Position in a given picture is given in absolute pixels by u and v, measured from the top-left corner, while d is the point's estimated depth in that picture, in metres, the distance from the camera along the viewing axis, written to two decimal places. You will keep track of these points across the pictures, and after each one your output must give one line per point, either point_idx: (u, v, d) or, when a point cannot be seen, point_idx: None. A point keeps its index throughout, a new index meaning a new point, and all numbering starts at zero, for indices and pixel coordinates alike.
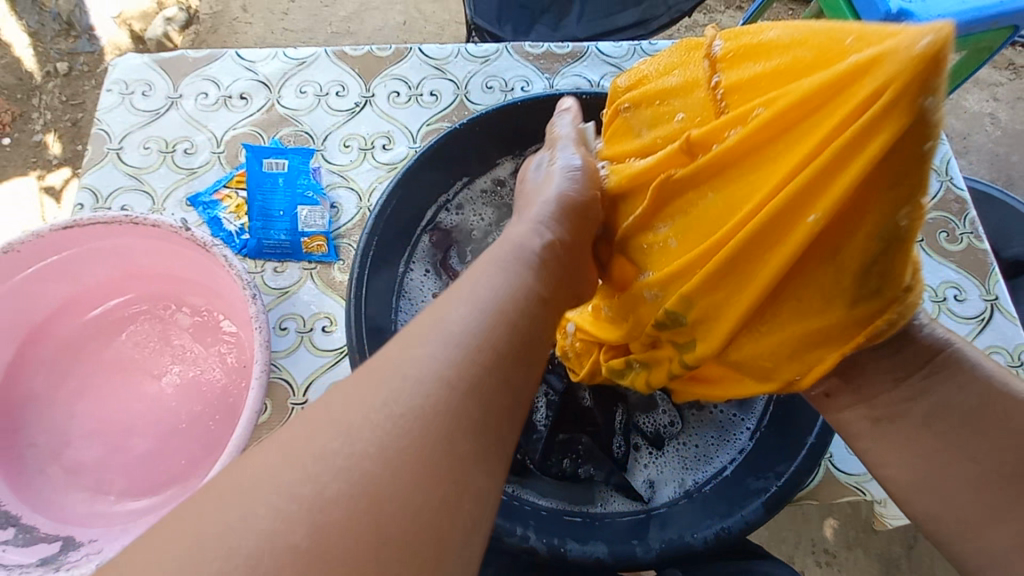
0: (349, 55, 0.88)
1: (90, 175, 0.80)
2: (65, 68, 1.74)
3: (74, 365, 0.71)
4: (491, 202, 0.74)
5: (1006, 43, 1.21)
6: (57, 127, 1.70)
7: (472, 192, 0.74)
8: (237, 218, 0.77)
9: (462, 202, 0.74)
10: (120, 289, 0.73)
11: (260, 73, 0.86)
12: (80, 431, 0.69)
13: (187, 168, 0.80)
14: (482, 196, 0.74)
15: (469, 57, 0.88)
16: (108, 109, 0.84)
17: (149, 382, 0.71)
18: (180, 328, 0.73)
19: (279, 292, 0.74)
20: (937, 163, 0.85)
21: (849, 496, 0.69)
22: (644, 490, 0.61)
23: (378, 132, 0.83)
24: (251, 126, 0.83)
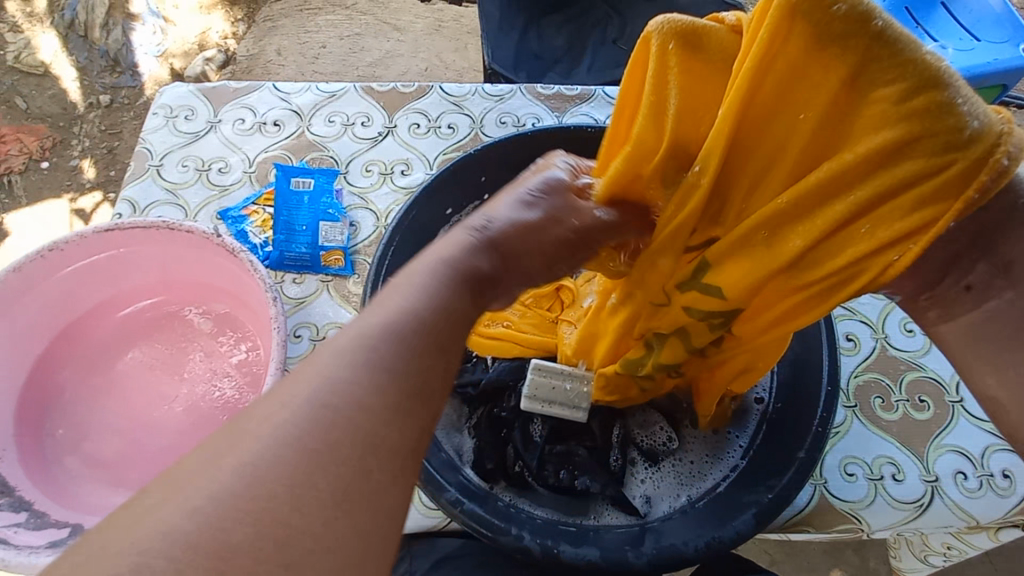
0: (376, 90, 0.96)
1: (130, 188, 0.86)
2: (106, 100, 1.87)
3: (100, 362, 0.75)
4: None
5: (993, 102, 1.27)
6: (94, 153, 1.81)
7: None
8: (262, 232, 0.82)
9: None
10: (149, 293, 0.78)
11: (293, 103, 0.94)
12: (99, 426, 0.72)
13: (220, 186, 0.86)
14: None
15: (485, 96, 0.96)
16: (153, 130, 0.91)
17: (167, 381, 0.74)
18: (201, 332, 0.77)
19: (297, 302, 0.78)
20: None
21: (846, 524, 0.66)
22: (640, 506, 0.62)
23: (397, 159, 0.90)
24: (281, 149, 0.90)
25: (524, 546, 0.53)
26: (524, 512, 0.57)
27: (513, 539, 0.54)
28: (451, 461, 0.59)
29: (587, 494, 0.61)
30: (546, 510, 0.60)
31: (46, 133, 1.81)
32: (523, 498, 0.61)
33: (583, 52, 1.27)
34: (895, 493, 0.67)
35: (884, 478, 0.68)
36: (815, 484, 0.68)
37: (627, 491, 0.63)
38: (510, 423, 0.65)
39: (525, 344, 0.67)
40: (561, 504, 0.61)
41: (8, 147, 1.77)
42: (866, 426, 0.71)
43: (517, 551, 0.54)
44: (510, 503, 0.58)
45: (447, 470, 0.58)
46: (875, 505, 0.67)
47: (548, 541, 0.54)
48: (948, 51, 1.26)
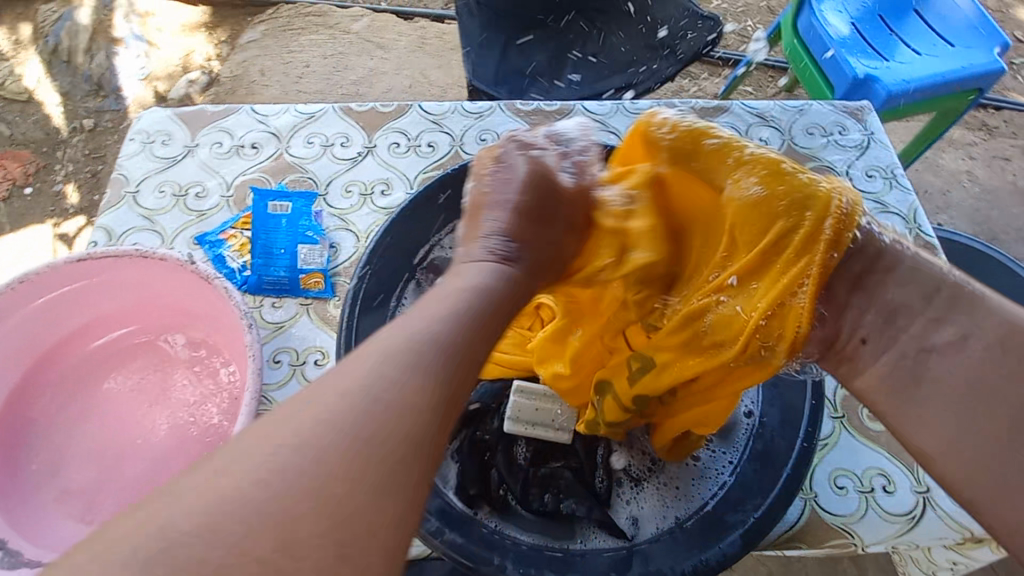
0: (355, 110, 0.96)
1: (106, 215, 0.85)
2: (90, 124, 1.85)
3: (74, 395, 0.73)
4: None
5: (970, 106, 1.29)
6: (77, 178, 1.79)
7: None
8: (240, 256, 0.81)
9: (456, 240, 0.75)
10: (124, 321, 0.77)
11: (271, 125, 0.93)
12: (72, 460, 0.70)
13: (198, 211, 0.85)
14: None
15: (465, 113, 0.96)
16: (129, 156, 0.90)
17: (142, 412, 0.72)
18: (177, 360, 0.75)
19: (275, 326, 0.77)
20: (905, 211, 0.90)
21: (837, 539, 0.65)
22: (627, 528, 0.59)
23: (377, 179, 0.89)
24: (260, 172, 0.89)
25: None
26: (509, 539, 0.57)
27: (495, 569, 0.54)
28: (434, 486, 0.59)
29: (572, 518, 0.59)
30: (531, 536, 0.58)
31: (29, 158, 1.80)
32: (506, 523, 0.59)
33: (563, 66, 1.28)
34: (885, 505, 0.66)
35: (874, 490, 0.67)
36: (806, 498, 0.67)
37: (614, 514, 0.61)
38: (493, 447, 0.64)
39: (506, 365, 0.66)
40: (546, 528, 0.59)
41: None
42: (854, 437, 0.71)
43: None
44: (495, 529, 0.57)
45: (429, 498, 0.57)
46: (867, 518, 0.66)
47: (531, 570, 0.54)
48: (923, 57, 1.27)
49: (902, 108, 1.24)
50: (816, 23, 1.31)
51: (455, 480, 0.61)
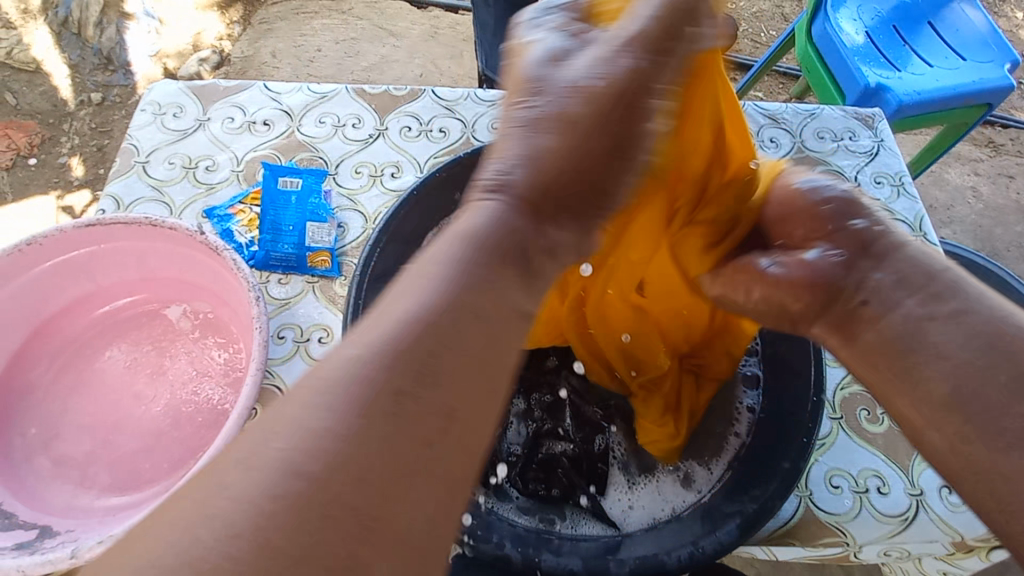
0: (368, 92, 0.96)
1: (115, 184, 0.85)
2: (98, 98, 1.85)
3: (77, 360, 0.74)
4: None
5: (980, 120, 1.29)
6: (83, 151, 1.79)
7: None
8: (248, 231, 0.81)
9: None
10: (131, 290, 0.77)
11: (284, 103, 0.93)
12: (73, 425, 0.70)
13: (207, 184, 0.85)
14: None
15: (477, 101, 0.96)
16: (140, 127, 0.90)
17: (145, 381, 0.73)
18: (181, 332, 0.76)
19: (280, 303, 0.77)
20: (911, 220, 0.90)
21: (830, 537, 0.66)
22: (619, 517, 0.61)
23: (388, 162, 0.89)
24: (270, 149, 0.89)
25: (503, 555, 0.52)
26: (505, 520, 0.55)
27: (492, 546, 0.53)
28: None
29: (567, 503, 0.61)
30: (527, 518, 0.59)
31: (35, 129, 1.79)
32: (504, 505, 0.59)
33: None
34: (879, 506, 0.67)
35: (869, 490, 0.68)
36: (801, 495, 0.67)
37: (607, 502, 0.62)
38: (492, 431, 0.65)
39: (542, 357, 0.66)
40: (542, 511, 0.60)
41: None
42: (851, 439, 0.71)
43: (497, 559, 0.52)
44: (492, 512, 0.56)
45: None
46: (860, 518, 0.66)
47: (528, 550, 0.53)
48: (935, 69, 1.28)
49: (911, 119, 1.25)
50: (830, 30, 1.31)
51: None
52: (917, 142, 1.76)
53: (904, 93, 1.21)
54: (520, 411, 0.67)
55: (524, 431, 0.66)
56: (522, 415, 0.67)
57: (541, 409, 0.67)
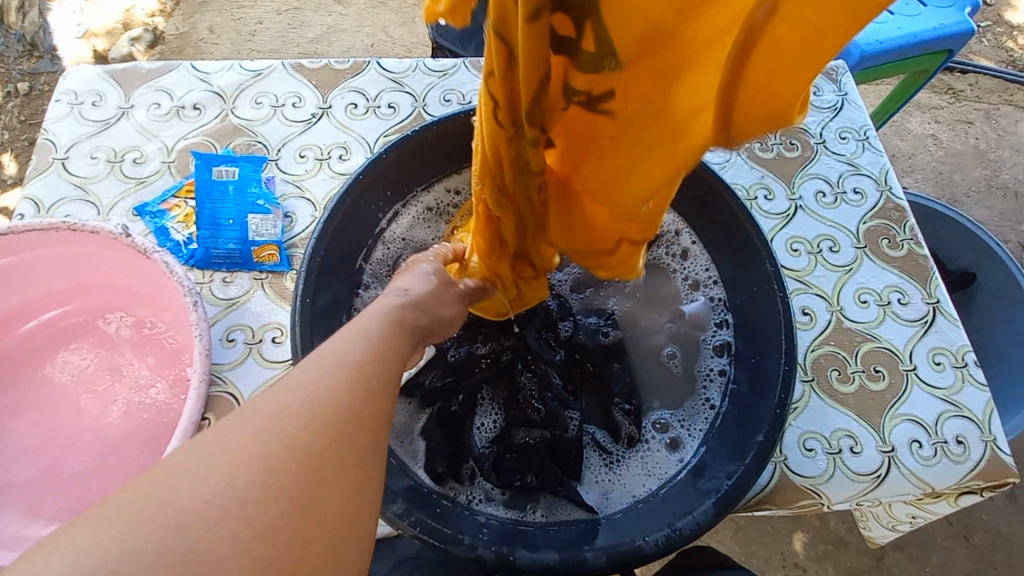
0: (307, 67, 0.88)
1: (32, 184, 0.77)
2: (23, 88, 1.70)
3: (8, 381, 0.68)
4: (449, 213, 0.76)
5: (940, 67, 1.28)
6: (13, 147, 1.65)
7: (426, 202, 0.75)
8: (185, 227, 0.75)
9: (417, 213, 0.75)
10: (59, 301, 0.71)
11: (215, 84, 0.86)
12: (8, 450, 0.65)
13: (136, 178, 0.78)
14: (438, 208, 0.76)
15: (427, 71, 0.90)
16: (55, 119, 0.82)
17: (85, 398, 0.68)
18: (120, 341, 0.70)
19: (227, 303, 0.72)
20: (877, 174, 0.89)
21: (806, 499, 0.66)
22: (598, 502, 0.59)
23: (334, 143, 0.83)
24: (203, 136, 0.82)
25: (477, 556, 0.50)
26: (478, 517, 0.53)
27: (465, 548, 0.50)
28: (400, 468, 0.56)
29: (543, 493, 0.59)
30: (504, 512, 0.57)
31: None
32: (479, 502, 0.58)
33: None
34: (853, 465, 0.67)
35: (842, 451, 0.68)
36: (776, 462, 0.67)
37: (584, 487, 0.61)
38: (461, 425, 0.62)
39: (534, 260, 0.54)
40: (518, 503, 0.58)
41: None
42: (823, 400, 0.71)
43: (470, 561, 0.50)
44: (465, 507, 0.54)
45: (394, 479, 0.54)
46: (834, 479, 0.67)
47: (502, 547, 0.51)
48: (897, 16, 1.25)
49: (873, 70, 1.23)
50: None
51: (424, 457, 0.60)
52: (879, 92, 1.76)
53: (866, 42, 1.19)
54: (488, 398, 0.65)
55: (493, 422, 0.64)
56: (492, 406, 0.65)
57: (509, 395, 0.65)
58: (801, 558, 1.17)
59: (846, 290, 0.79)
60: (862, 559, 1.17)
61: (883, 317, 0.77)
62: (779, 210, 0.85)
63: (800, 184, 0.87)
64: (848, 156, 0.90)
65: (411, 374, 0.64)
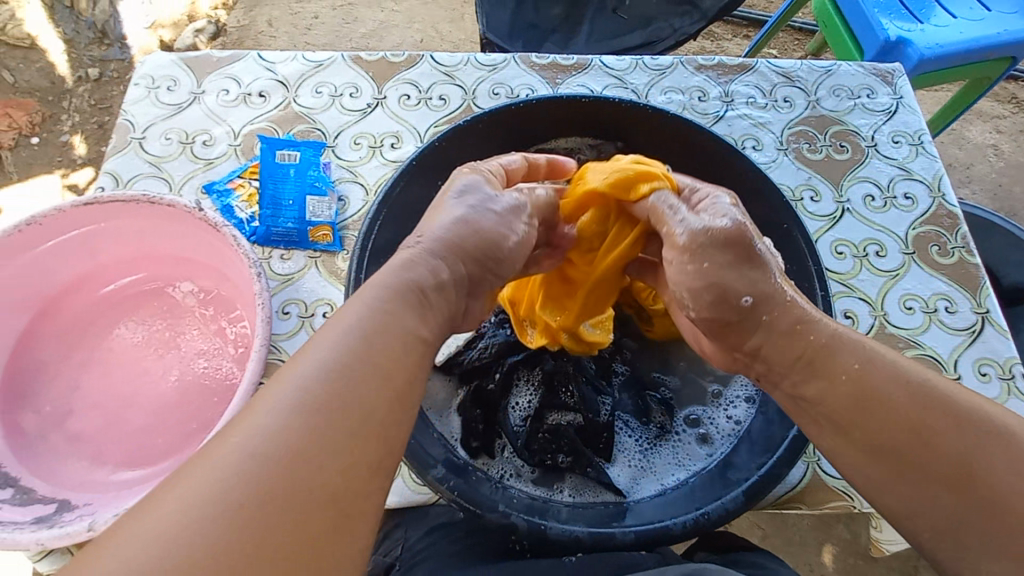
0: (364, 59, 0.93)
1: (112, 161, 0.84)
2: (95, 74, 1.82)
3: (84, 339, 0.74)
4: None
5: (1004, 74, 1.23)
6: (84, 129, 1.77)
7: None
8: (248, 207, 0.80)
9: None
10: (133, 268, 0.77)
11: (279, 73, 0.91)
12: (84, 401, 0.71)
13: (204, 159, 0.84)
14: None
15: (478, 65, 0.93)
16: (134, 102, 0.88)
17: (152, 358, 0.74)
18: (185, 308, 0.76)
19: (283, 278, 0.77)
20: (930, 180, 0.87)
21: (838, 501, 0.66)
22: (626, 485, 0.61)
23: (387, 132, 0.87)
24: (267, 122, 0.87)
25: (509, 523, 0.52)
26: (510, 489, 0.56)
27: (498, 515, 0.53)
28: (440, 438, 0.59)
29: (572, 472, 0.61)
30: (533, 487, 0.59)
31: (34, 107, 1.76)
32: (510, 476, 0.60)
33: (581, 20, 1.23)
34: None
35: None
36: (808, 462, 0.67)
37: (613, 470, 0.63)
38: (496, 403, 0.65)
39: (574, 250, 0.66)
40: (548, 480, 0.61)
41: None
42: None
43: (502, 527, 0.53)
44: (498, 481, 0.57)
45: (434, 446, 0.57)
46: None
47: (533, 518, 0.53)
48: (960, 20, 1.21)
49: (931, 75, 1.20)
50: None
51: (461, 431, 0.62)
52: (937, 99, 1.70)
53: (927, 46, 1.15)
54: (523, 380, 0.68)
55: (527, 402, 0.67)
56: (527, 387, 0.68)
57: (545, 377, 0.68)
58: (829, 571, 1.16)
59: (891, 296, 0.78)
60: None
61: (928, 324, 0.76)
62: (825, 212, 0.84)
63: (848, 187, 0.86)
64: (900, 161, 0.88)
65: (451, 354, 0.67)
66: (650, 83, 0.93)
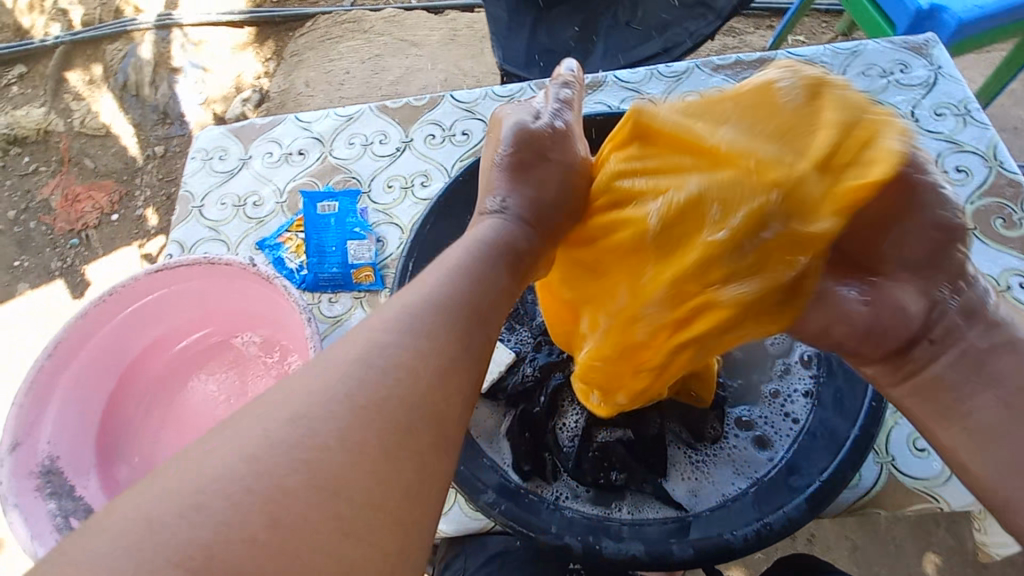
0: (390, 107, 0.98)
1: (177, 230, 0.92)
2: (161, 151, 2.01)
3: (166, 396, 0.81)
4: None
5: None
6: (155, 202, 1.95)
7: None
8: (297, 257, 0.86)
9: None
10: (202, 324, 0.84)
11: (315, 131, 0.98)
12: (167, 451, 0.77)
13: (256, 218, 0.91)
14: None
15: (496, 97, 0.96)
16: (192, 174, 0.97)
17: (224, 407, 0.80)
18: (248, 356, 0.82)
19: (333, 320, 0.81)
20: (984, 149, 0.82)
21: (921, 503, 0.62)
22: (685, 499, 0.59)
23: (416, 171, 0.92)
24: (308, 177, 0.94)
25: (564, 544, 0.53)
26: (565, 511, 0.56)
27: (552, 537, 0.53)
28: (492, 465, 0.60)
29: (627, 490, 0.60)
30: (589, 506, 0.59)
31: (111, 188, 1.97)
32: (564, 496, 0.60)
33: (595, 39, 1.25)
34: None
35: None
36: (882, 462, 0.63)
37: (671, 485, 0.61)
38: (543, 426, 0.65)
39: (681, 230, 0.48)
40: (602, 499, 0.60)
41: (83, 205, 1.94)
42: None
43: (556, 549, 0.53)
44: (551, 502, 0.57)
45: (485, 474, 0.58)
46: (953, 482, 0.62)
47: (588, 538, 0.53)
48: None
49: (974, 38, 1.13)
50: None
51: (511, 456, 0.63)
52: (989, 61, 1.59)
53: (966, 9, 1.09)
54: (569, 399, 0.67)
55: (575, 421, 0.66)
56: (575, 405, 0.67)
57: None
58: None
59: None
60: None
61: (1002, 304, 0.71)
62: None
63: None
64: (946, 133, 0.83)
65: (493, 378, 0.68)
66: (667, 90, 0.93)
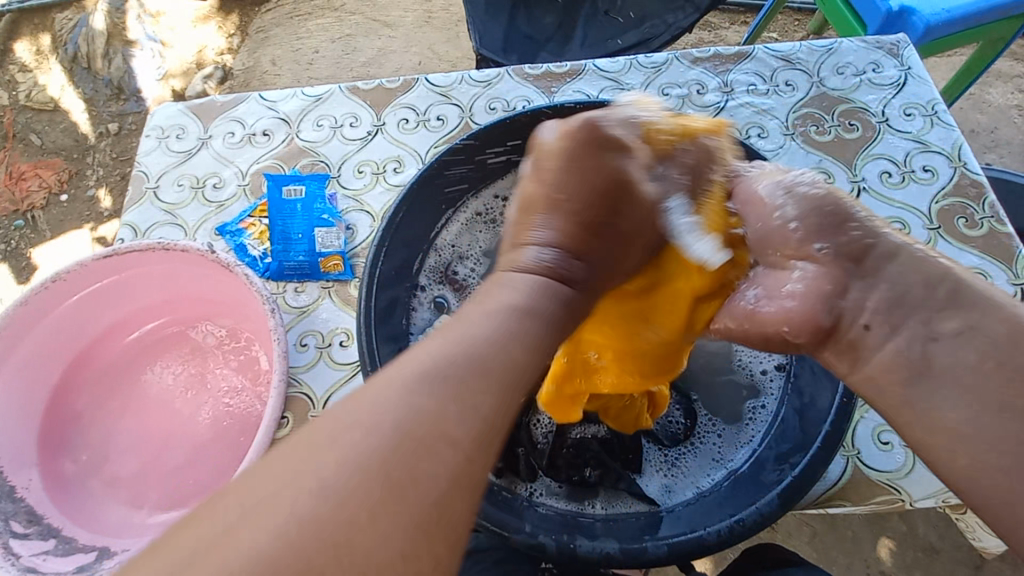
0: (361, 88, 0.94)
1: (130, 213, 0.87)
2: (115, 128, 1.89)
3: (116, 388, 0.76)
4: (488, 222, 0.77)
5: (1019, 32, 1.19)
6: (108, 182, 1.84)
7: (466, 215, 0.76)
8: (260, 243, 0.82)
9: (459, 223, 0.76)
10: (157, 313, 0.79)
11: (281, 111, 0.93)
12: (118, 447, 0.73)
13: (216, 202, 0.86)
14: (478, 219, 0.77)
15: (472, 82, 0.93)
16: (146, 153, 0.91)
17: (183, 400, 0.75)
18: (208, 347, 0.78)
19: (299, 311, 0.78)
20: (949, 150, 0.84)
21: (883, 495, 0.63)
22: (658, 495, 0.59)
23: (389, 157, 0.88)
24: (273, 159, 0.89)
25: (538, 543, 0.51)
26: (539, 509, 0.55)
27: (526, 536, 0.52)
28: None
29: (601, 485, 0.60)
30: (561, 502, 0.58)
31: (60, 166, 1.85)
32: (538, 492, 0.59)
33: (573, 26, 1.23)
34: None
35: None
36: (847, 455, 0.65)
37: (644, 481, 0.61)
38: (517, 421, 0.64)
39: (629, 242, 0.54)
40: (575, 495, 0.59)
41: (29, 183, 1.81)
42: None
43: (530, 549, 0.51)
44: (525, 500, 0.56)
45: None
46: (913, 474, 0.64)
47: (562, 536, 0.52)
48: None
49: (940, 41, 1.16)
50: None
51: None
52: (951, 64, 1.65)
53: (934, 12, 1.11)
54: None
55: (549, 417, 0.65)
56: None
57: None
58: (887, 567, 1.10)
59: None
60: (957, 567, 1.09)
61: None
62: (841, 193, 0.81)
63: (862, 165, 0.83)
64: (914, 133, 0.85)
65: None
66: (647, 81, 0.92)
